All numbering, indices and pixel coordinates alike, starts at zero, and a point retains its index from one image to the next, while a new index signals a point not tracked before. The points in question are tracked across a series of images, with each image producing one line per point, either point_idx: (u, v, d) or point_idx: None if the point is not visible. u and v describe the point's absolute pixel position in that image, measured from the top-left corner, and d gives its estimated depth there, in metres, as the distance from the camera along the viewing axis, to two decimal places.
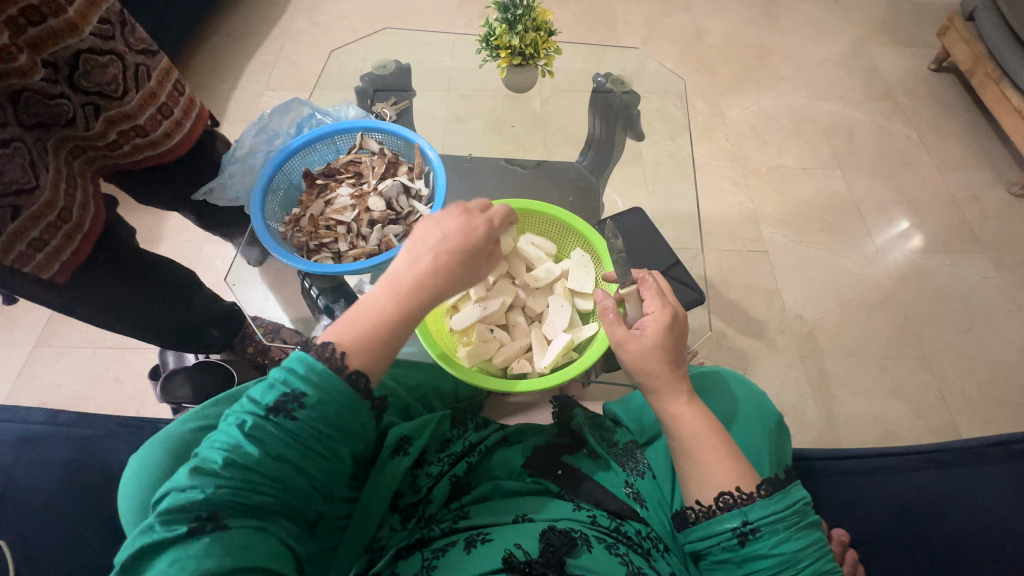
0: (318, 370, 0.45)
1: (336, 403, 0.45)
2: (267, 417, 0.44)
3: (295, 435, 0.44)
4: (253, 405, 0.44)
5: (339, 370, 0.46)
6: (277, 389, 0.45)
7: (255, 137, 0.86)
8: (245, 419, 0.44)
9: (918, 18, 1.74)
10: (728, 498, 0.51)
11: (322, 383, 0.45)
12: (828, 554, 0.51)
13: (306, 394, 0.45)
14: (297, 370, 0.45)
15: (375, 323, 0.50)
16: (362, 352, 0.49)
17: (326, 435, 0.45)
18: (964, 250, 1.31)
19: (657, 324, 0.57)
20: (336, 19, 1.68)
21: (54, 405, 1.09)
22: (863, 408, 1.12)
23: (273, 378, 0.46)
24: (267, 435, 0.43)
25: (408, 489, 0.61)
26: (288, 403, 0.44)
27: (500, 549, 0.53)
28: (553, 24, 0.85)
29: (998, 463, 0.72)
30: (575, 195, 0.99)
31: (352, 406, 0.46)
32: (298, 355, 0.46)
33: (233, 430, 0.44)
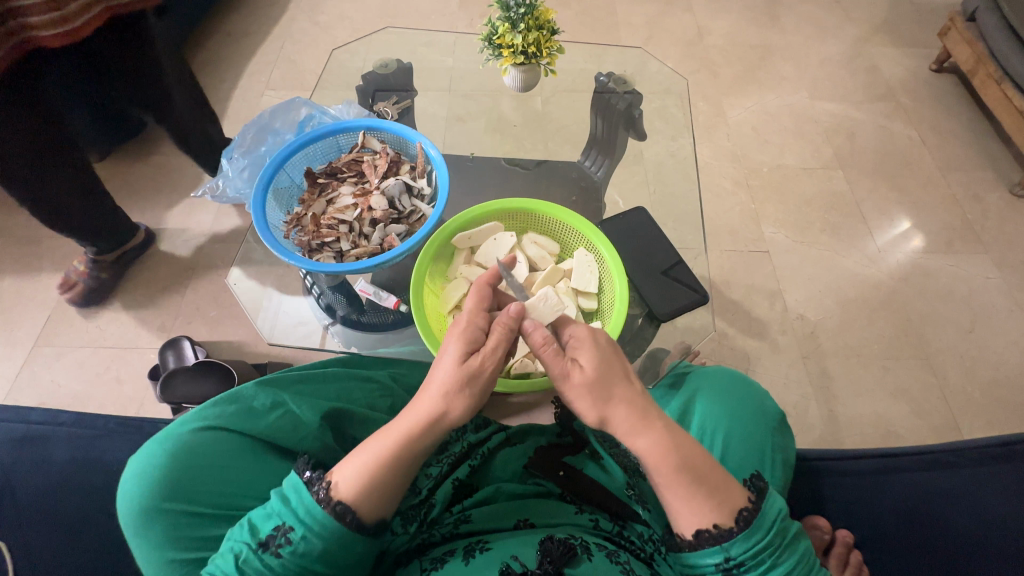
0: (306, 505, 0.48)
1: (324, 541, 0.47)
2: (258, 551, 0.47)
3: (281, 569, 0.47)
4: (249, 535, 0.48)
5: (325, 505, 0.48)
6: (273, 519, 0.48)
7: (256, 135, 0.91)
8: (240, 548, 0.48)
9: (918, 19, 1.74)
10: (706, 536, 0.48)
11: (309, 520, 0.47)
12: (813, 566, 0.50)
13: (294, 528, 0.47)
14: (294, 505, 0.48)
15: (382, 458, 0.50)
16: (365, 491, 0.48)
17: (315, 568, 0.48)
18: (965, 250, 1.31)
19: (585, 336, 0.56)
20: (338, 19, 1.67)
21: (54, 405, 1.09)
22: (865, 409, 1.11)
23: (271, 507, 0.49)
24: (256, 569, 0.47)
25: (411, 492, 0.59)
26: (277, 538, 0.47)
27: (497, 561, 0.52)
28: (555, 23, 0.84)
29: (1001, 464, 0.72)
30: (578, 195, 0.98)
31: (340, 541, 0.47)
32: (298, 486, 0.49)
33: (229, 558, 0.48)
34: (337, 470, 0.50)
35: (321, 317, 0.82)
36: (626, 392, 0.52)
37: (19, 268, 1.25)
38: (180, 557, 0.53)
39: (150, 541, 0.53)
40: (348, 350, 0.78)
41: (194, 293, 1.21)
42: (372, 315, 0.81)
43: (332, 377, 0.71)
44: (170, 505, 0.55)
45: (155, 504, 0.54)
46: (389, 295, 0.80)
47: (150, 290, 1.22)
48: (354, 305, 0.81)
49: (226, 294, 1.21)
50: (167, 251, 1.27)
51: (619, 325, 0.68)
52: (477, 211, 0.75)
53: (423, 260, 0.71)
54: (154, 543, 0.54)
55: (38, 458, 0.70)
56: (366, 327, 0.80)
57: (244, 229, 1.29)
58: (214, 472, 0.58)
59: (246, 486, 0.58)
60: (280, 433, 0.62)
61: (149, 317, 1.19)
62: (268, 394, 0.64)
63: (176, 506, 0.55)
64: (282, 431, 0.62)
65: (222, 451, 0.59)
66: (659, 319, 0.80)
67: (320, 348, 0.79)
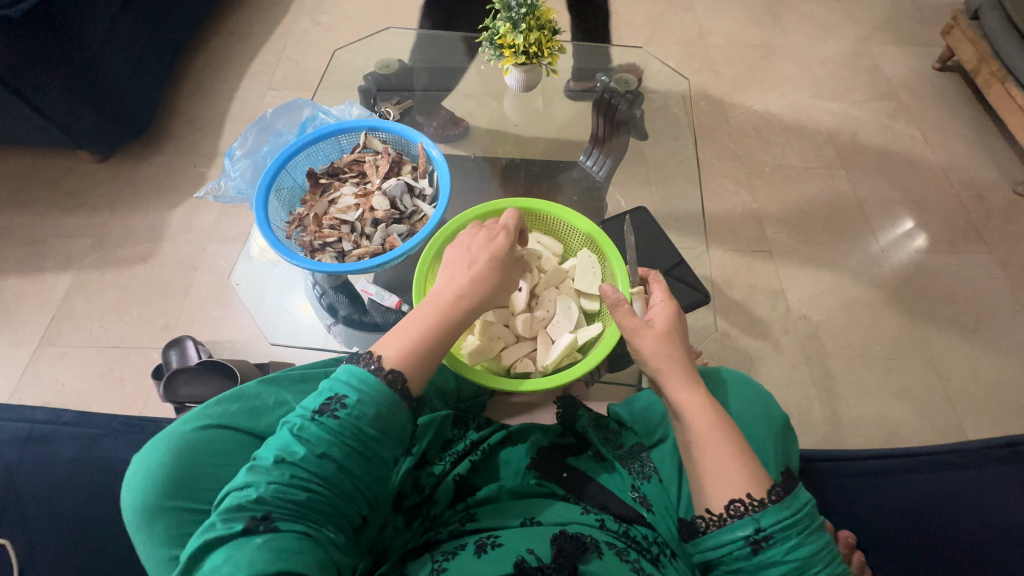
0: (359, 376, 0.50)
1: (378, 403, 0.48)
2: (314, 415, 0.47)
3: (339, 434, 0.46)
4: (301, 412, 0.48)
5: (376, 372, 0.50)
6: (321, 395, 0.49)
7: (258, 136, 0.92)
8: (293, 422, 0.47)
9: (921, 18, 1.74)
10: (739, 505, 0.49)
11: (363, 385, 0.49)
12: (839, 562, 0.50)
13: (347, 395, 0.48)
14: (343, 378, 0.50)
15: (426, 329, 0.56)
16: (408, 357, 0.53)
17: (368, 436, 0.48)
18: (968, 249, 1.31)
19: (664, 314, 0.61)
20: (339, 19, 1.67)
21: (58, 405, 1.09)
22: (868, 409, 1.11)
23: (318, 389, 0.50)
24: (313, 436, 0.46)
25: (411, 491, 0.61)
26: (332, 404, 0.48)
27: (509, 557, 0.51)
28: (556, 23, 0.85)
29: (1004, 464, 0.71)
30: (579, 195, 0.98)
31: (393, 404, 0.49)
32: (350, 368, 0.50)
33: (284, 435, 0.47)
34: (379, 343, 0.54)
35: (323, 317, 0.82)
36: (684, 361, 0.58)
37: (23, 268, 1.25)
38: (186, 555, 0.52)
39: (155, 539, 0.53)
40: (349, 350, 0.79)
41: (197, 293, 1.22)
42: (374, 314, 0.81)
43: None
44: (173, 503, 0.54)
45: (159, 502, 0.54)
46: (392, 296, 0.81)
47: (153, 290, 1.22)
48: (356, 305, 0.82)
49: (229, 294, 1.21)
50: (170, 250, 1.28)
51: (615, 334, 0.66)
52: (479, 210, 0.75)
53: (426, 258, 0.70)
54: (156, 542, 0.53)
55: (43, 457, 0.70)
56: (369, 328, 0.80)
57: (246, 229, 1.29)
58: (217, 472, 0.58)
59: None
60: None
61: (153, 317, 1.19)
62: (273, 393, 0.66)
63: (182, 503, 0.55)
64: None
65: (224, 450, 0.59)
66: None
67: (321, 348, 0.80)
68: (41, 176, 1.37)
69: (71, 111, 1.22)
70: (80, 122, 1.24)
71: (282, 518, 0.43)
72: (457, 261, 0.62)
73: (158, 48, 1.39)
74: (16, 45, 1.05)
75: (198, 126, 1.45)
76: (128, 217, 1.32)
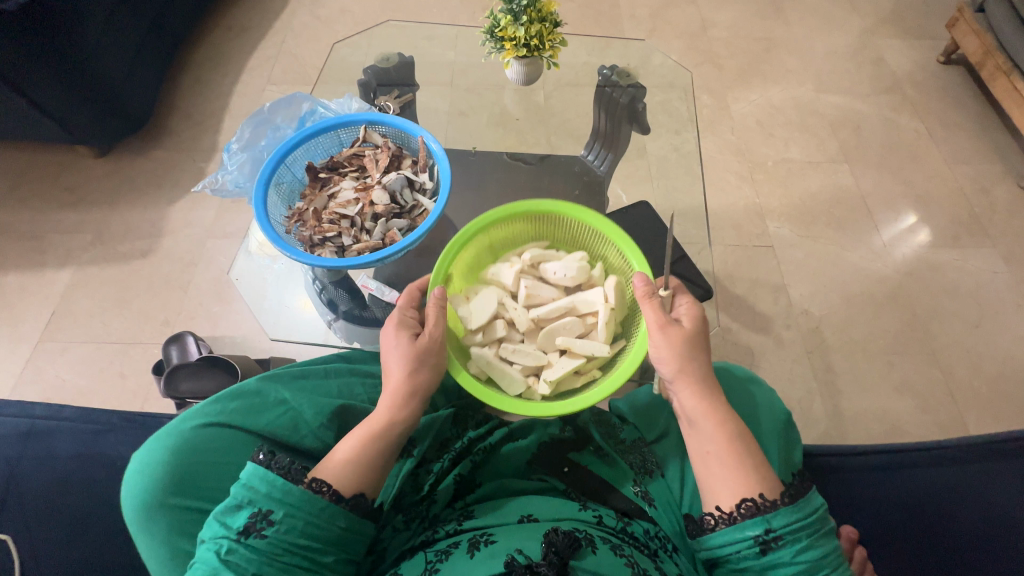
0: (281, 486, 0.48)
1: (306, 515, 0.47)
2: (239, 539, 0.46)
3: (268, 552, 0.46)
4: (226, 528, 0.47)
5: (298, 480, 0.49)
6: (246, 509, 0.47)
7: (255, 129, 0.91)
8: (219, 544, 0.46)
9: (925, 10, 1.72)
10: (750, 505, 0.49)
11: (286, 497, 0.47)
12: (844, 562, 0.49)
13: (273, 510, 0.47)
14: (262, 492, 0.48)
15: (356, 449, 0.54)
16: (342, 475, 0.51)
17: (303, 547, 0.47)
18: (972, 243, 1.30)
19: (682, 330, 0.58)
20: (339, 12, 1.66)
21: (58, 399, 1.09)
22: (869, 404, 1.11)
23: (239, 500, 0.48)
24: (243, 558, 0.45)
25: (411, 489, 0.62)
26: (258, 522, 0.46)
27: (503, 553, 0.51)
28: (558, 16, 0.83)
29: (1009, 459, 0.71)
30: (581, 189, 0.97)
31: (326, 512, 0.48)
32: (261, 474, 0.48)
33: (210, 556, 0.46)
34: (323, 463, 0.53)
35: (322, 312, 0.82)
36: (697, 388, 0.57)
37: (23, 263, 1.25)
38: (187, 551, 0.54)
39: (155, 538, 0.54)
40: (352, 345, 0.80)
41: (198, 288, 1.21)
42: (374, 309, 0.81)
43: (335, 373, 0.69)
44: (174, 500, 0.55)
45: (160, 499, 0.55)
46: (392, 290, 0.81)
47: (153, 286, 1.22)
48: (357, 301, 0.82)
49: (228, 289, 1.21)
50: (170, 246, 1.27)
51: (637, 361, 0.59)
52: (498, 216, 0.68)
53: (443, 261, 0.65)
54: (157, 538, 0.54)
55: (43, 452, 0.70)
56: (369, 322, 0.80)
57: (246, 225, 1.29)
58: (216, 470, 0.58)
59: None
60: (284, 431, 0.61)
61: (153, 313, 1.19)
62: (270, 391, 0.64)
63: (180, 502, 0.55)
64: (284, 430, 0.61)
65: (221, 447, 0.59)
66: None
67: (322, 343, 0.80)
68: (40, 172, 1.36)
69: (70, 106, 1.21)
70: (78, 117, 1.24)
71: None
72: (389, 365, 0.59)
73: (157, 42, 1.38)
74: (13, 38, 1.04)
75: (197, 121, 1.44)
76: (128, 212, 1.31)
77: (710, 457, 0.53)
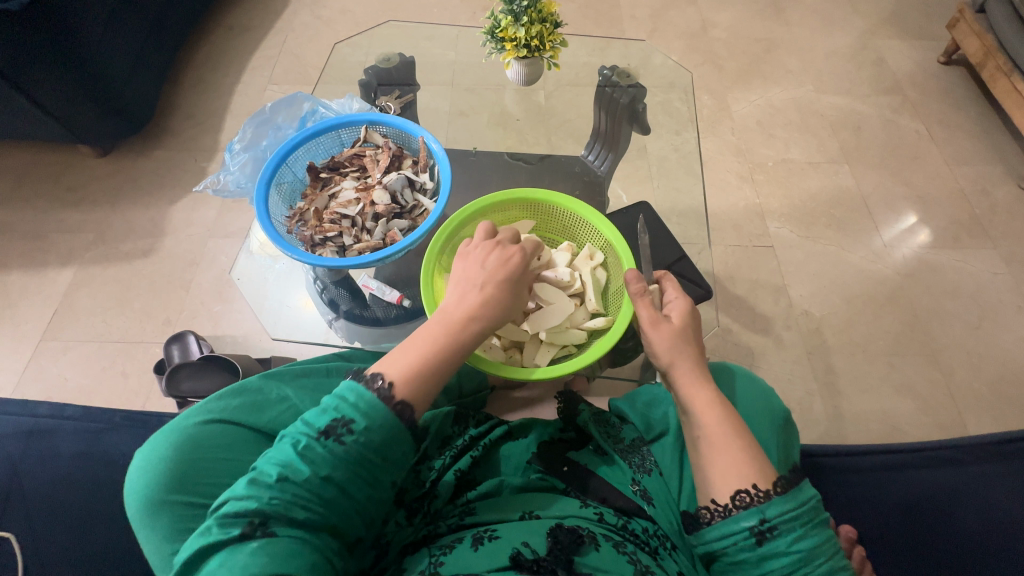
0: (368, 400, 0.48)
1: (384, 431, 0.48)
2: (318, 439, 0.46)
3: (344, 457, 0.46)
4: (307, 425, 0.47)
5: (387, 399, 0.49)
6: (329, 413, 0.48)
7: (256, 129, 0.91)
8: (298, 439, 0.46)
9: (926, 11, 1.72)
10: (744, 497, 0.49)
11: (371, 412, 0.48)
12: (840, 553, 0.49)
13: (355, 420, 0.47)
14: (350, 400, 0.48)
15: (425, 356, 0.53)
16: (411, 380, 0.51)
17: (370, 458, 0.48)
18: (972, 245, 1.30)
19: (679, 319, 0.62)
20: (340, 13, 1.66)
21: (60, 398, 1.10)
22: (869, 405, 1.11)
23: (325, 404, 0.49)
24: (318, 457, 0.46)
25: (412, 486, 0.61)
26: (338, 428, 0.47)
27: (507, 548, 0.52)
28: (559, 16, 0.84)
29: (1008, 460, 0.71)
30: (581, 189, 0.98)
31: (395, 432, 0.49)
32: (353, 387, 0.49)
33: (287, 449, 0.46)
34: (386, 360, 0.53)
35: (324, 312, 0.82)
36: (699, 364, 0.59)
37: (25, 263, 1.26)
38: None
39: (155, 533, 0.53)
40: (352, 345, 0.80)
41: (199, 288, 1.22)
42: (375, 309, 0.82)
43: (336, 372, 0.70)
44: (176, 497, 0.55)
45: (162, 495, 0.54)
46: (392, 290, 0.81)
47: (154, 285, 1.23)
48: (357, 300, 0.82)
49: (229, 288, 1.21)
50: (172, 246, 1.27)
51: (611, 342, 0.66)
52: (500, 197, 0.76)
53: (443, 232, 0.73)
54: (158, 535, 0.53)
55: (46, 451, 0.71)
56: (370, 322, 0.81)
57: (247, 225, 1.29)
58: (219, 466, 0.58)
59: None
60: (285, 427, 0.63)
61: (154, 312, 1.19)
62: (273, 388, 0.66)
63: (182, 497, 0.55)
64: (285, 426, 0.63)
65: (222, 443, 0.59)
66: None
67: (323, 343, 0.81)
68: (42, 171, 1.37)
69: (72, 107, 1.21)
70: (80, 117, 1.24)
71: (285, 529, 0.43)
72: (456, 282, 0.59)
73: (158, 42, 1.39)
74: (16, 39, 1.05)
75: (198, 121, 1.45)
76: (130, 212, 1.32)
77: (702, 440, 0.55)
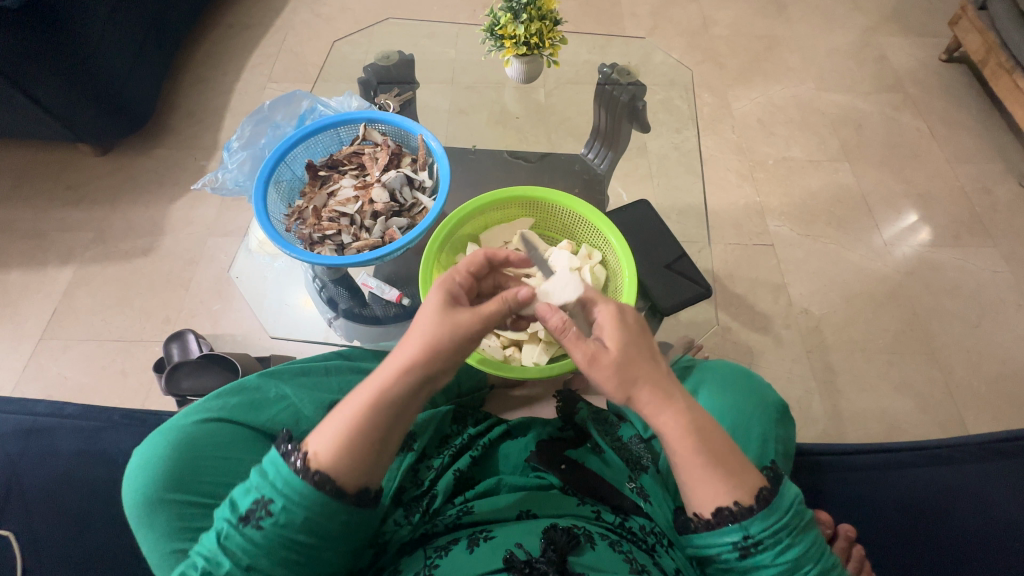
0: (285, 478, 0.45)
1: (304, 512, 0.45)
2: (238, 526, 0.45)
3: (264, 544, 0.45)
4: (231, 508, 0.46)
5: (303, 475, 0.45)
6: (251, 494, 0.46)
7: (255, 127, 0.91)
8: (222, 525, 0.45)
9: (928, 9, 1.71)
10: (726, 513, 0.47)
11: (287, 493, 0.45)
12: (826, 552, 0.49)
13: (273, 501, 0.45)
14: (270, 478, 0.46)
15: (355, 418, 0.47)
16: (335, 448, 0.46)
17: (297, 542, 0.45)
18: (973, 243, 1.30)
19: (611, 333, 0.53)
20: (340, 10, 1.66)
21: (60, 397, 1.10)
22: (868, 403, 1.11)
23: (250, 482, 0.47)
24: (239, 546, 0.45)
25: (410, 484, 0.62)
26: (258, 511, 0.45)
27: (502, 549, 0.51)
28: (558, 13, 0.83)
29: (1007, 460, 0.71)
30: (580, 187, 0.98)
31: (324, 511, 0.45)
32: (274, 461, 0.46)
33: (214, 534, 0.46)
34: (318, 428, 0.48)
35: (323, 310, 0.82)
36: (651, 372, 0.52)
37: (25, 261, 1.26)
38: (186, 548, 0.52)
39: (154, 532, 0.53)
40: (352, 344, 0.80)
41: (198, 286, 1.22)
42: (374, 308, 0.81)
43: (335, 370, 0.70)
44: (175, 496, 0.55)
45: (161, 494, 0.54)
46: (391, 289, 0.81)
47: (154, 284, 1.23)
48: (356, 298, 0.82)
49: (228, 287, 1.21)
50: (171, 244, 1.27)
51: None
52: (501, 194, 0.76)
53: (443, 228, 0.73)
54: (157, 534, 0.53)
55: (45, 450, 0.71)
56: (369, 320, 0.81)
57: (246, 223, 1.29)
58: (217, 465, 0.57)
59: (248, 477, 0.58)
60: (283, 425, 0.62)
61: (154, 311, 1.19)
62: (271, 386, 0.65)
63: (182, 496, 0.55)
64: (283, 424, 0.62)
65: (220, 442, 0.59)
66: (663, 313, 0.80)
67: (324, 342, 0.81)
68: (41, 169, 1.36)
69: (71, 105, 1.21)
70: (78, 115, 1.24)
71: None
72: (413, 325, 0.52)
73: (158, 40, 1.39)
74: (14, 37, 1.05)
75: (197, 119, 1.44)
76: (129, 211, 1.31)
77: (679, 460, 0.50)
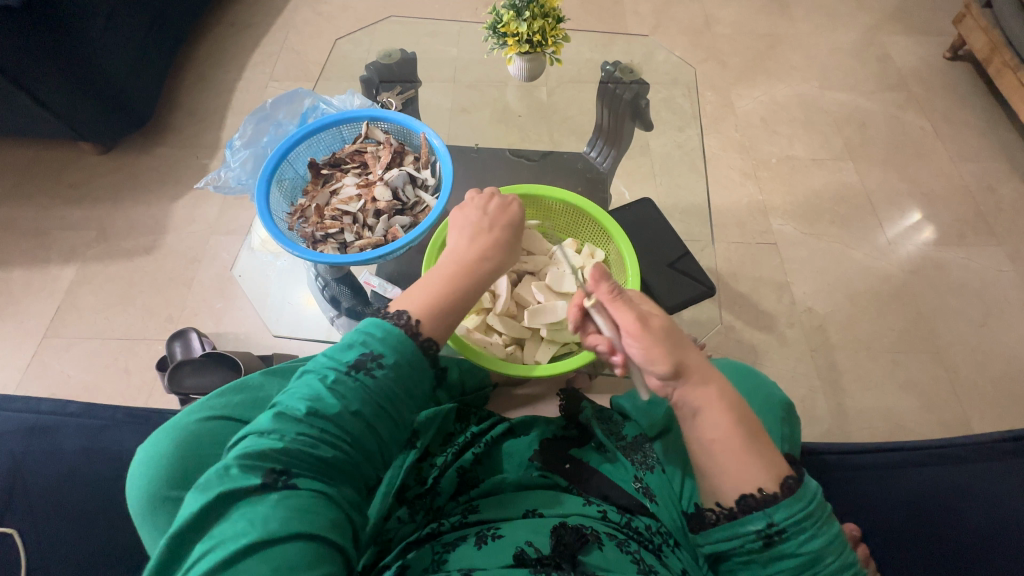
0: (393, 336, 0.50)
1: (406, 360, 0.49)
2: (348, 372, 0.46)
3: (372, 393, 0.47)
4: (334, 362, 0.47)
5: (409, 337, 0.51)
6: (355, 350, 0.48)
7: (257, 126, 0.91)
8: (326, 376, 0.46)
9: (932, 7, 1.70)
10: (750, 500, 0.49)
11: (398, 348, 0.49)
12: (847, 549, 0.50)
13: (383, 356, 0.48)
14: (373, 339, 0.49)
15: (436, 301, 0.56)
16: (430, 316, 0.54)
17: (394, 398, 0.48)
18: (978, 242, 1.29)
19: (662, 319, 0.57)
20: (341, 9, 1.66)
21: (64, 395, 1.10)
22: (872, 402, 1.10)
23: (350, 342, 0.49)
24: (346, 391, 0.46)
25: (414, 482, 0.61)
26: (367, 362, 0.47)
27: (511, 547, 0.52)
28: (561, 11, 0.83)
29: (1014, 459, 0.71)
30: (583, 187, 0.99)
31: (420, 367, 0.50)
32: (377, 325, 0.50)
33: (313, 385, 0.46)
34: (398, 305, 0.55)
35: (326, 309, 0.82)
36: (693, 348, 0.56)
37: (28, 260, 1.26)
38: None
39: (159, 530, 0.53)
40: None
41: (201, 285, 1.22)
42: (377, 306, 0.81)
43: None
44: (178, 494, 0.54)
45: (165, 490, 0.54)
46: (394, 287, 0.83)
47: (157, 282, 1.23)
48: (359, 297, 0.81)
49: (231, 285, 1.21)
50: (173, 243, 1.27)
51: None
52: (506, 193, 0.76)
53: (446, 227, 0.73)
54: (161, 531, 0.53)
55: (48, 448, 0.71)
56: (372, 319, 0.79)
57: (249, 222, 1.29)
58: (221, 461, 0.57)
59: None
60: None
61: (157, 309, 1.19)
62: (274, 384, 0.66)
63: (185, 494, 0.55)
64: None
65: (223, 438, 0.59)
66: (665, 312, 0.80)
67: (325, 341, 0.80)
68: (44, 168, 1.37)
69: (72, 103, 1.21)
70: (81, 113, 1.24)
71: (306, 480, 0.42)
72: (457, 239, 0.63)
73: (159, 39, 1.39)
74: (17, 36, 1.05)
75: (199, 118, 1.45)
76: (132, 209, 1.32)
77: (714, 447, 0.51)
